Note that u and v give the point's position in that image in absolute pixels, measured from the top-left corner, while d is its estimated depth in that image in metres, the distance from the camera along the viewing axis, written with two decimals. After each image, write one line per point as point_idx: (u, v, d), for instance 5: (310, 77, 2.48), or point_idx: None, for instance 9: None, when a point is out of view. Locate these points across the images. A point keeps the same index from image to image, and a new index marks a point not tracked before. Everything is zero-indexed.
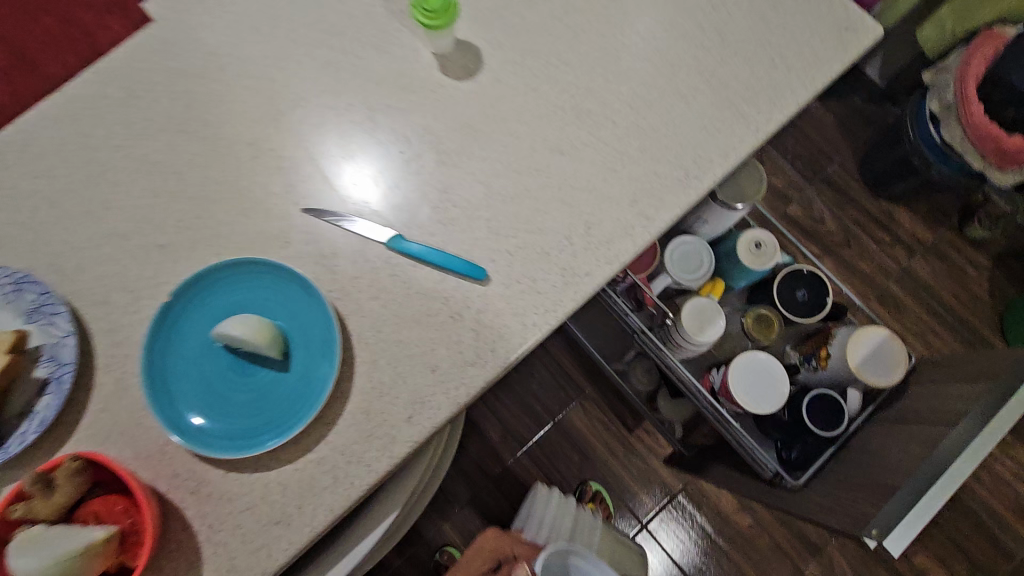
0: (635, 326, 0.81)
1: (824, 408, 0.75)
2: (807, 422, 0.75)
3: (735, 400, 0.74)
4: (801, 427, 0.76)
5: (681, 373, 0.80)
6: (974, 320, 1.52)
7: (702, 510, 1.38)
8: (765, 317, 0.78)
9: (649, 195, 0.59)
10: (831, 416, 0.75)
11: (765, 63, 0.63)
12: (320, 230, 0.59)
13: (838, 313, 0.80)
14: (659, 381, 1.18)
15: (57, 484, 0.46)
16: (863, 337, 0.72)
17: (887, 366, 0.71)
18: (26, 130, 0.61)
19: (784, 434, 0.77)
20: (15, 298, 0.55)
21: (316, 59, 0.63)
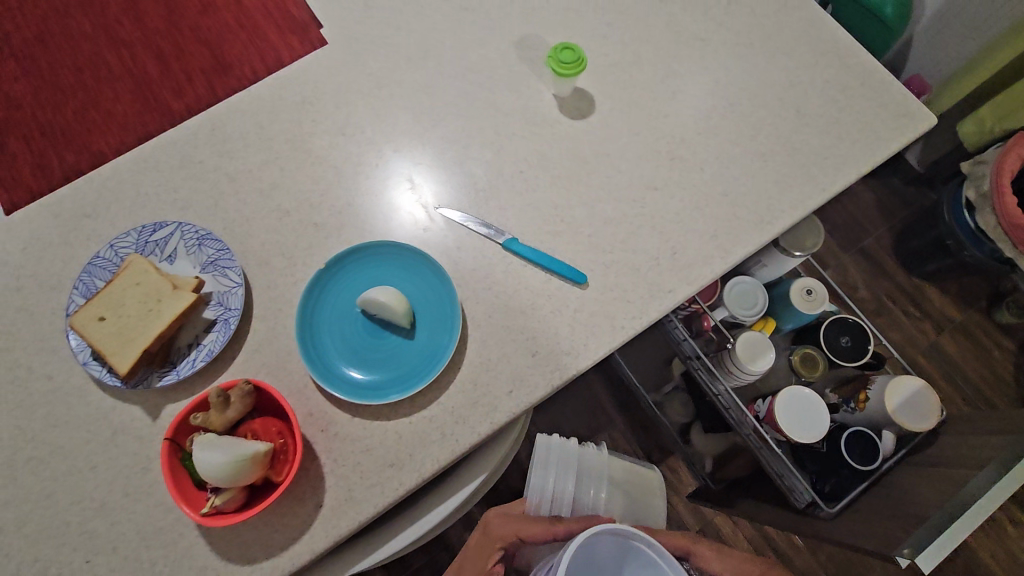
0: (691, 351, 0.91)
1: (860, 444, 0.82)
2: (844, 455, 0.81)
3: (779, 427, 0.81)
4: (838, 459, 0.82)
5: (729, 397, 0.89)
6: (995, 401, 1.58)
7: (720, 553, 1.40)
8: (810, 356, 0.87)
9: (728, 232, 0.69)
10: (867, 452, 0.81)
11: (835, 134, 0.74)
12: (449, 227, 0.70)
13: (877, 363, 0.89)
14: (694, 416, 1.26)
15: (231, 401, 0.56)
16: (900, 384, 0.80)
17: (922, 414, 0.79)
18: (219, 119, 0.75)
19: (821, 466, 0.83)
20: (197, 251, 0.67)
21: (458, 88, 0.76)
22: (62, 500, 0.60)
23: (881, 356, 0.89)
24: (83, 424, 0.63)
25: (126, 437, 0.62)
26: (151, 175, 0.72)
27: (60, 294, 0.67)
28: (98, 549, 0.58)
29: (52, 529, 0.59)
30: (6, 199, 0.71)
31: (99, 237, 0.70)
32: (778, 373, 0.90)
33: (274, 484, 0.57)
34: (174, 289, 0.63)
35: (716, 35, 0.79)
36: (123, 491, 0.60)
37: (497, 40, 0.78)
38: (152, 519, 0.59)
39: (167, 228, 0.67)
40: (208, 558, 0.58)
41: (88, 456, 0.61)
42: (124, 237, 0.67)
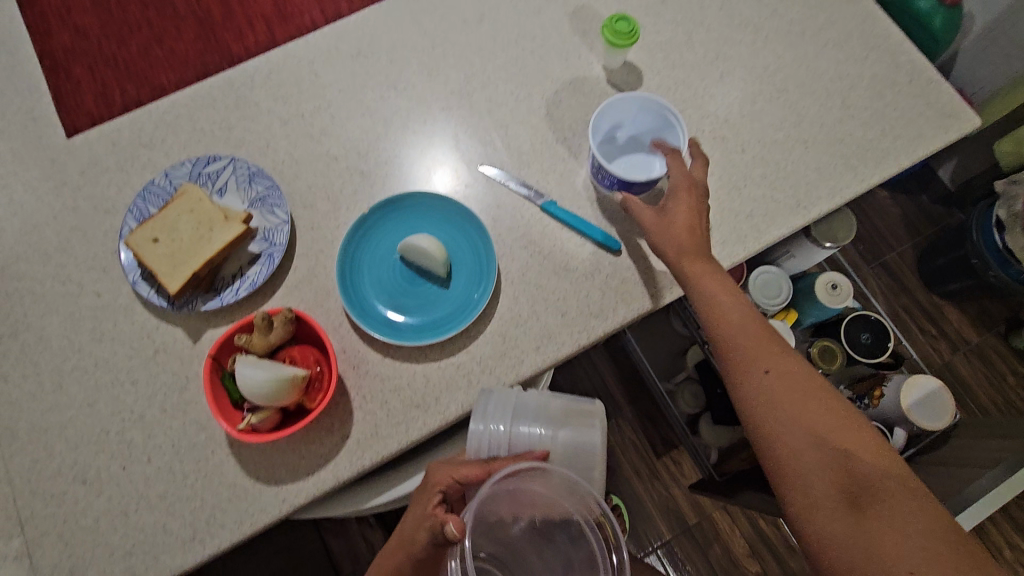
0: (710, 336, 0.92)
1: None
2: None
3: None
4: None
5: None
6: None
7: None
8: (829, 350, 0.87)
9: (763, 215, 0.71)
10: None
11: (877, 128, 0.75)
12: (489, 186, 0.72)
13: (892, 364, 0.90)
14: (704, 407, 1.28)
15: (274, 326, 0.58)
16: (917, 382, 0.81)
17: (936, 413, 0.80)
18: (277, 64, 0.77)
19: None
20: (247, 187, 0.69)
21: (509, 54, 0.78)
22: (100, 410, 0.62)
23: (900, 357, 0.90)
24: (126, 340, 0.65)
25: (166, 356, 0.64)
26: (208, 111, 0.75)
27: (114, 216, 0.70)
28: (133, 459, 0.61)
29: (89, 436, 0.61)
30: (68, 121, 0.74)
31: (154, 166, 0.72)
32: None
33: (307, 411, 0.59)
34: (225, 219, 0.65)
35: (767, 22, 0.80)
36: (160, 407, 0.63)
37: (551, 10, 0.80)
38: (186, 435, 0.62)
39: (220, 162, 0.70)
40: (236, 477, 0.60)
41: (128, 370, 0.64)
42: (179, 166, 0.70)
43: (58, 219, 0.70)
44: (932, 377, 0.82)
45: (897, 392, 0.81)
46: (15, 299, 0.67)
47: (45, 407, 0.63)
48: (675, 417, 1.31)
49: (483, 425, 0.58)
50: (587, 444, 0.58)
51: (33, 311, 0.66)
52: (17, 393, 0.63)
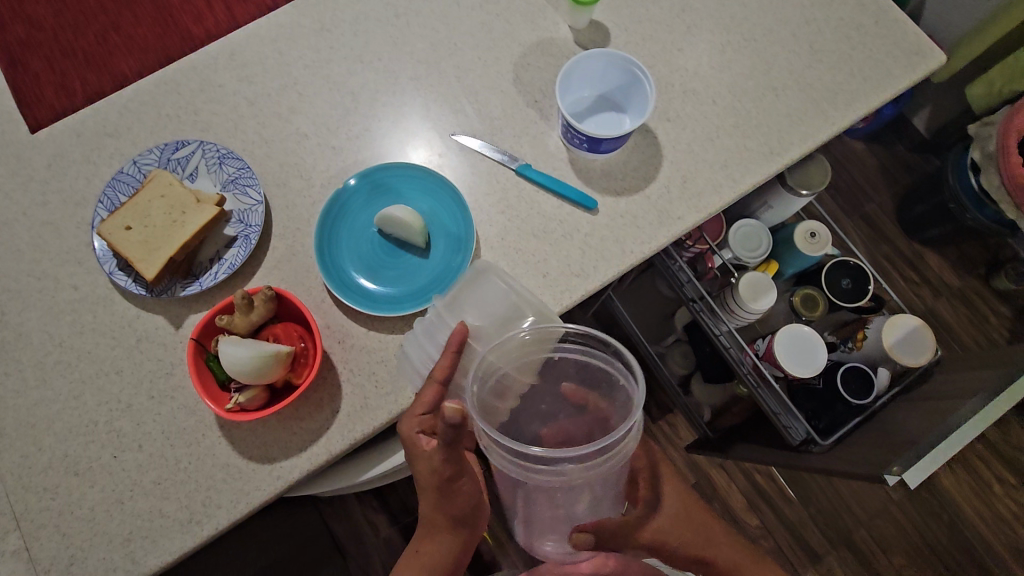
0: (693, 293, 0.91)
1: (855, 380, 0.84)
2: (839, 389, 0.84)
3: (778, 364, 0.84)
4: (834, 394, 0.85)
5: (730, 340, 0.90)
6: None
7: (714, 504, 1.43)
8: (811, 297, 0.89)
9: (737, 164, 0.71)
10: (862, 387, 0.84)
11: (845, 71, 0.75)
12: (463, 153, 0.72)
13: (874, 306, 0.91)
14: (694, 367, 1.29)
15: (255, 305, 0.58)
16: (896, 324, 0.83)
17: (916, 350, 0.82)
18: (239, 43, 0.76)
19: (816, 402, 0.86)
20: (218, 169, 0.68)
21: (474, 19, 0.77)
22: (87, 402, 0.62)
23: (881, 300, 0.91)
24: (107, 331, 0.64)
25: (149, 344, 0.64)
26: (171, 97, 0.73)
27: (84, 208, 0.69)
28: (125, 447, 0.61)
29: (78, 428, 0.61)
30: (29, 115, 0.73)
31: (122, 155, 0.71)
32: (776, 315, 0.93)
33: (294, 386, 0.59)
34: (197, 202, 0.65)
35: None
36: (148, 394, 0.62)
37: None
38: (176, 420, 0.61)
39: (188, 146, 0.69)
40: (230, 457, 0.60)
41: (112, 360, 0.63)
42: (147, 153, 0.69)
43: (27, 214, 0.69)
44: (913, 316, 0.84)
45: (877, 335, 0.83)
46: None
47: (31, 403, 0.62)
48: (667, 377, 1.33)
49: (415, 378, 0.62)
50: (495, 293, 0.59)
51: (10, 309, 0.65)
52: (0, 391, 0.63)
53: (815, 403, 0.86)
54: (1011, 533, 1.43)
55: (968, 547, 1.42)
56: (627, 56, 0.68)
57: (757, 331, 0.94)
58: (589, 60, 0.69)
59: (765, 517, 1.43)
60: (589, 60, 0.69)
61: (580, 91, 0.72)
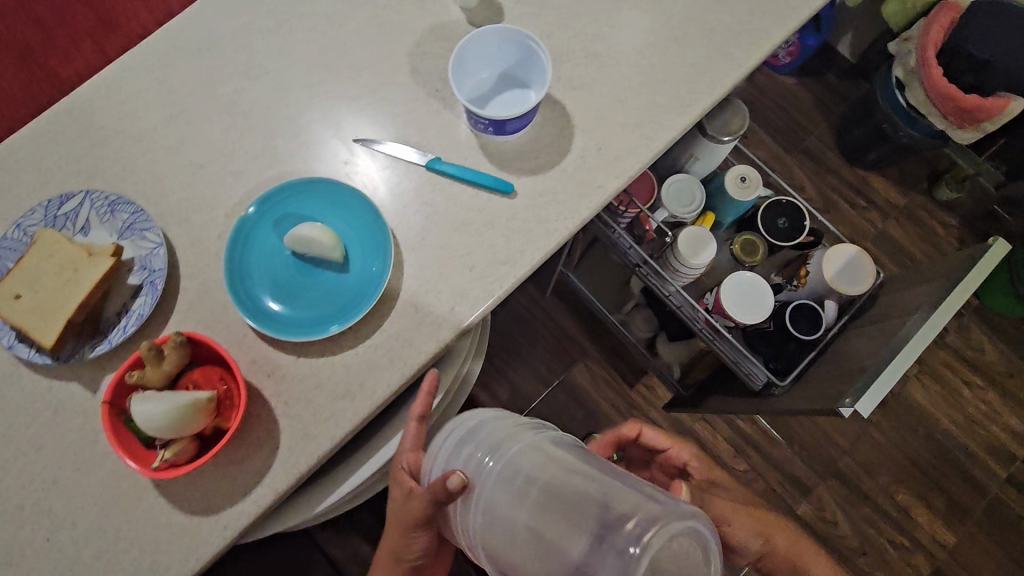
0: (638, 257, 0.91)
1: (803, 317, 0.84)
2: (790, 328, 0.84)
3: (727, 314, 0.85)
4: (786, 334, 0.85)
5: (679, 298, 0.90)
6: None
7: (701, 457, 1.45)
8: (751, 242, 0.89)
9: (651, 122, 0.69)
10: (811, 323, 0.84)
11: (746, 10, 0.73)
12: (369, 157, 0.69)
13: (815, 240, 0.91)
14: (658, 329, 1.28)
15: (165, 354, 0.54)
16: (836, 255, 0.83)
17: (859, 278, 0.83)
18: (112, 79, 0.71)
19: (771, 345, 0.87)
20: (110, 217, 0.64)
21: (361, 14, 0.74)
22: (11, 486, 0.58)
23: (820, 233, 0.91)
24: (20, 407, 0.60)
25: (67, 413, 0.60)
26: (50, 148, 0.68)
27: None
28: (58, 525, 0.57)
29: (6, 515, 0.58)
30: None
31: (5, 219, 0.66)
32: (722, 264, 0.93)
33: (225, 430, 0.57)
34: (90, 256, 0.60)
35: None
36: (75, 466, 0.59)
37: None
38: (109, 488, 0.58)
39: (73, 197, 0.64)
40: (172, 515, 0.57)
41: (31, 438, 0.60)
42: (29, 213, 0.64)
43: None
44: (851, 244, 0.85)
45: (819, 270, 0.84)
46: None
47: None
48: (632, 344, 1.32)
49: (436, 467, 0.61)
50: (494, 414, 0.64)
51: None
52: None
53: (770, 346, 0.86)
54: (983, 431, 1.48)
55: (946, 452, 1.46)
56: (517, 31, 0.65)
57: (706, 284, 0.93)
58: (479, 41, 0.66)
59: (752, 459, 1.45)
60: (479, 42, 0.66)
61: (476, 75, 0.69)
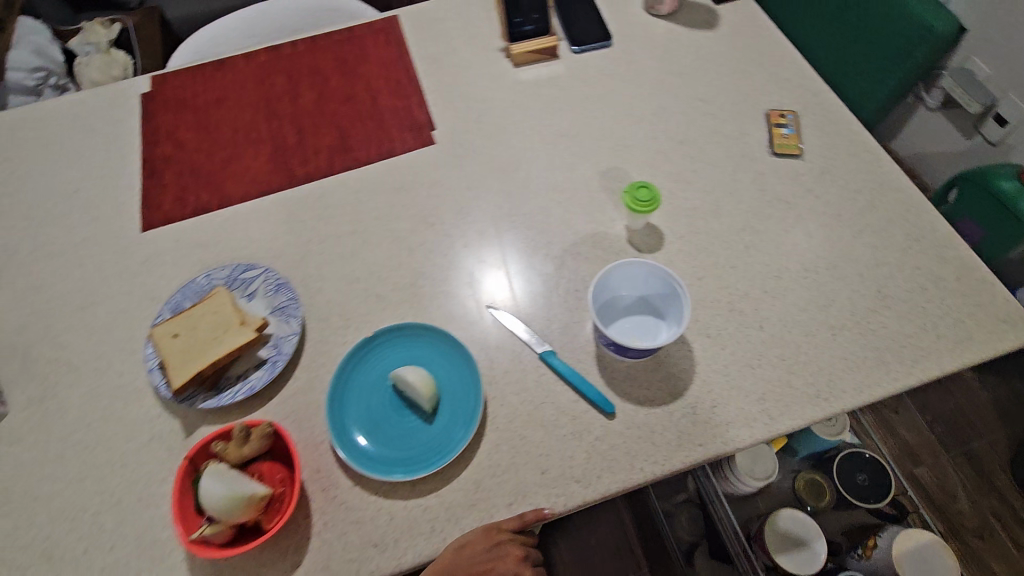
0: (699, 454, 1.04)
1: None
2: None
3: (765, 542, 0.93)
4: None
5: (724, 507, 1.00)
6: None
7: None
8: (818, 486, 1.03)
9: (778, 401, 0.66)
10: None
11: (915, 326, 0.70)
12: (495, 326, 0.73)
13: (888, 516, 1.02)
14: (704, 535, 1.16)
15: (250, 438, 0.60)
16: (912, 540, 0.93)
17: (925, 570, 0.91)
18: (327, 188, 0.85)
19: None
20: (273, 294, 0.75)
21: (539, 202, 0.82)
22: (127, 475, 0.66)
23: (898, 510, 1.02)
24: (130, 424, 0.69)
25: (159, 444, 0.68)
26: (259, 222, 0.83)
27: (153, 304, 0.77)
28: (97, 543, 0.63)
29: (67, 512, 0.65)
30: (146, 217, 0.84)
31: (202, 265, 0.80)
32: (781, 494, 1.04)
33: (262, 530, 0.59)
34: (241, 324, 0.69)
35: (800, 201, 0.80)
36: (137, 496, 0.65)
37: (584, 167, 0.85)
38: (153, 529, 0.63)
39: (255, 270, 0.76)
40: (204, 565, 0.61)
41: (122, 452, 0.68)
42: (220, 270, 0.77)
43: (113, 299, 0.78)
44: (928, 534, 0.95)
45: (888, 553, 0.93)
46: (54, 366, 0.74)
47: (43, 474, 0.67)
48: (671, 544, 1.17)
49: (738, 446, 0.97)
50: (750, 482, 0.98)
51: (68, 382, 0.73)
52: (43, 451, 0.69)
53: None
54: None
55: None
56: (671, 274, 0.68)
57: (757, 508, 1.02)
58: (644, 266, 0.69)
59: None
60: (645, 266, 0.69)
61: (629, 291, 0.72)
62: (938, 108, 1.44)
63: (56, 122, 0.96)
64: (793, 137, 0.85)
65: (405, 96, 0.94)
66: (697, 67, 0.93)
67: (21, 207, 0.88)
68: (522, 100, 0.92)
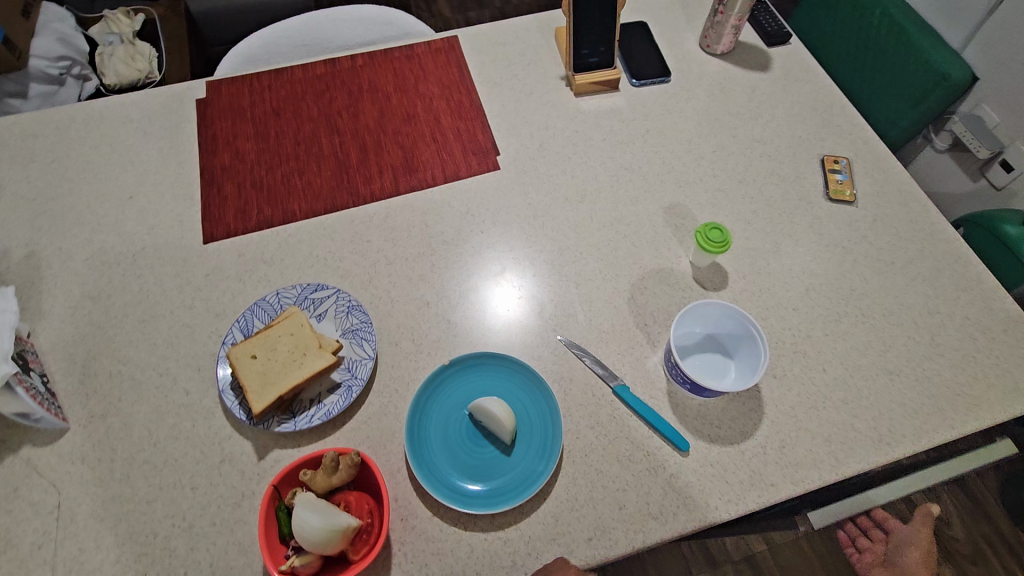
0: None
1: None
2: None
3: None
4: None
5: None
6: None
7: None
8: None
9: (843, 444, 0.69)
10: None
11: (967, 376, 0.74)
12: (567, 358, 0.74)
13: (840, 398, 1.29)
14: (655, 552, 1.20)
15: (338, 467, 0.60)
16: None
17: None
18: (392, 209, 0.86)
19: None
20: (344, 316, 0.75)
21: (605, 234, 0.84)
22: (198, 498, 0.65)
23: None
24: (199, 444, 0.68)
25: (230, 467, 0.67)
26: (325, 241, 0.82)
27: (219, 320, 0.76)
28: (171, 569, 0.62)
29: (137, 535, 0.64)
30: (207, 229, 0.83)
31: (267, 282, 0.79)
32: None
33: (349, 561, 0.58)
34: (318, 347, 0.69)
35: (856, 246, 0.83)
36: (209, 520, 0.64)
37: (647, 202, 0.87)
38: (227, 555, 0.62)
39: (326, 291, 0.76)
40: None
41: (192, 474, 0.67)
42: (289, 289, 0.76)
43: (175, 313, 0.77)
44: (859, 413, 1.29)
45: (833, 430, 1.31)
46: (117, 382, 0.72)
47: (110, 494, 0.66)
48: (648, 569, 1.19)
49: None
50: None
51: (132, 399, 0.71)
52: (108, 471, 0.67)
53: None
54: None
55: None
56: (747, 316, 0.70)
57: None
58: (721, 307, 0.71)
59: None
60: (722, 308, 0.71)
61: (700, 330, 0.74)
62: (946, 148, 1.26)
63: (107, 124, 0.93)
64: (847, 183, 0.88)
65: (469, 119, 0.94)
66: (753, 108, 0.96)
67: (73, 212, 0.85)
68: (583, 130, 0.94)
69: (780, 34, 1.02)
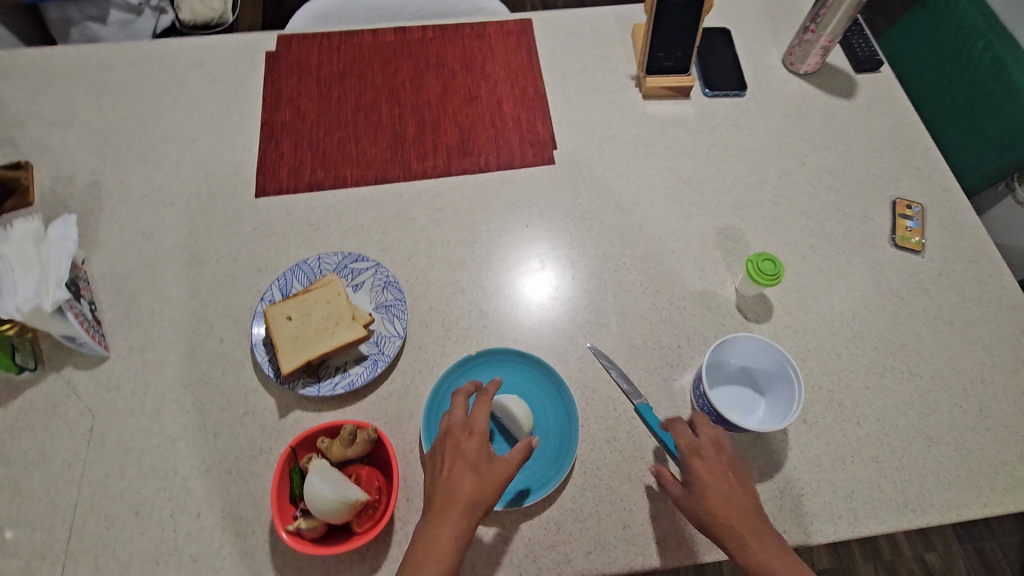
0: None
1: None
2: None
3: None
4: None
5: None
6: None
7: None
8: None
9: (864, 502, 0.67)
10: None
11: (1010, 454, 0.70)
12: (594, 368, 0.73)
13: None
14: None
15: (354, 441, 0.60)
16: None
17: None
18: (442, 190, 0.85)
19: None
20: (379, 290, 0.75)
21: (652, 247, 0.82)
22: (219, 445, 0.68)
23: None
24: (226, 393, 0.70)
25: (252, 421, 0.69)
26: (372, 212, 0.83)
27: (260, 275, 0.78)
28: (185, 508, 0.65)
29: (158, 470, 0.67)
30: (260, 184, 0.84)
31: (311, 245, 0.80)
32: None
33: (352, 532, 0.60)
34: (351, 318, 0.70)
35: (915, 299, 0.79)
36: (227, 468, 0.67)
37: (700, 220, 0.84)
38: (238, 504, 0.65)
39: (366, 263, 0.77)
40: (286, 551, 0.63)
41: (216, 421, 0.69)
42: (331, 255, 0.77)
43: (220, 262, 0.79)
44: None
45: None
46: (157, 320, 0.75)
47: (138, 427, 0.69)
48: None
49: None
50: None
51: (170, 339, 0.74)
52: (140, 405, 0.70)
53: None
54: None
55: None
56: (787, 357, 0.67)
57: None
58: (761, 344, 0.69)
59: None
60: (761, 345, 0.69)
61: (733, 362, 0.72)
62: None
63: (180, 65, 0.95)
64: (917, 230, 0.83)
65: (531, 108, 0.92)
66: (828, 136, 0.92)
67: (137, 148, 0.88)
68: (646, 135, 0.91)
69: (872, 61, 0.97)
